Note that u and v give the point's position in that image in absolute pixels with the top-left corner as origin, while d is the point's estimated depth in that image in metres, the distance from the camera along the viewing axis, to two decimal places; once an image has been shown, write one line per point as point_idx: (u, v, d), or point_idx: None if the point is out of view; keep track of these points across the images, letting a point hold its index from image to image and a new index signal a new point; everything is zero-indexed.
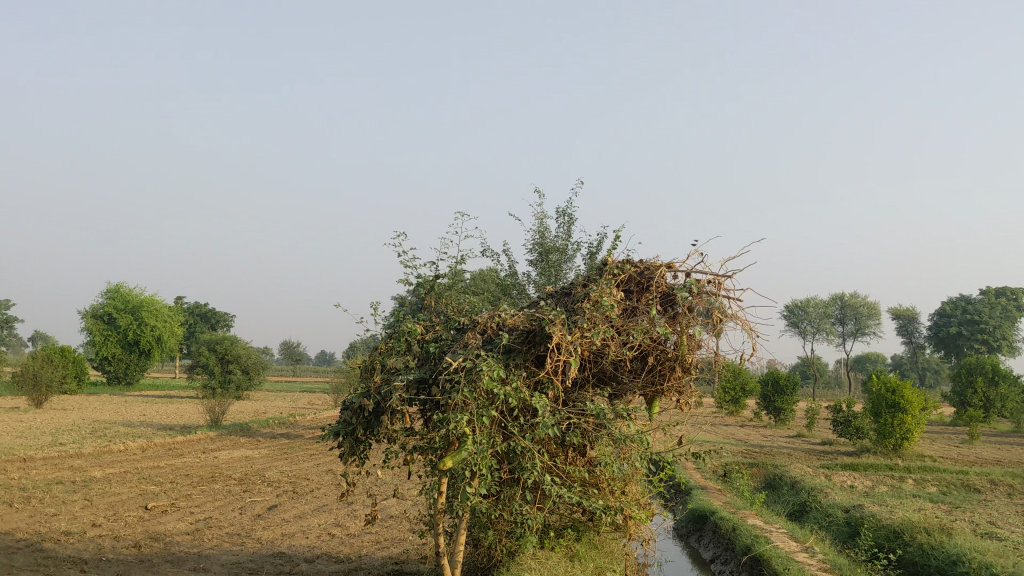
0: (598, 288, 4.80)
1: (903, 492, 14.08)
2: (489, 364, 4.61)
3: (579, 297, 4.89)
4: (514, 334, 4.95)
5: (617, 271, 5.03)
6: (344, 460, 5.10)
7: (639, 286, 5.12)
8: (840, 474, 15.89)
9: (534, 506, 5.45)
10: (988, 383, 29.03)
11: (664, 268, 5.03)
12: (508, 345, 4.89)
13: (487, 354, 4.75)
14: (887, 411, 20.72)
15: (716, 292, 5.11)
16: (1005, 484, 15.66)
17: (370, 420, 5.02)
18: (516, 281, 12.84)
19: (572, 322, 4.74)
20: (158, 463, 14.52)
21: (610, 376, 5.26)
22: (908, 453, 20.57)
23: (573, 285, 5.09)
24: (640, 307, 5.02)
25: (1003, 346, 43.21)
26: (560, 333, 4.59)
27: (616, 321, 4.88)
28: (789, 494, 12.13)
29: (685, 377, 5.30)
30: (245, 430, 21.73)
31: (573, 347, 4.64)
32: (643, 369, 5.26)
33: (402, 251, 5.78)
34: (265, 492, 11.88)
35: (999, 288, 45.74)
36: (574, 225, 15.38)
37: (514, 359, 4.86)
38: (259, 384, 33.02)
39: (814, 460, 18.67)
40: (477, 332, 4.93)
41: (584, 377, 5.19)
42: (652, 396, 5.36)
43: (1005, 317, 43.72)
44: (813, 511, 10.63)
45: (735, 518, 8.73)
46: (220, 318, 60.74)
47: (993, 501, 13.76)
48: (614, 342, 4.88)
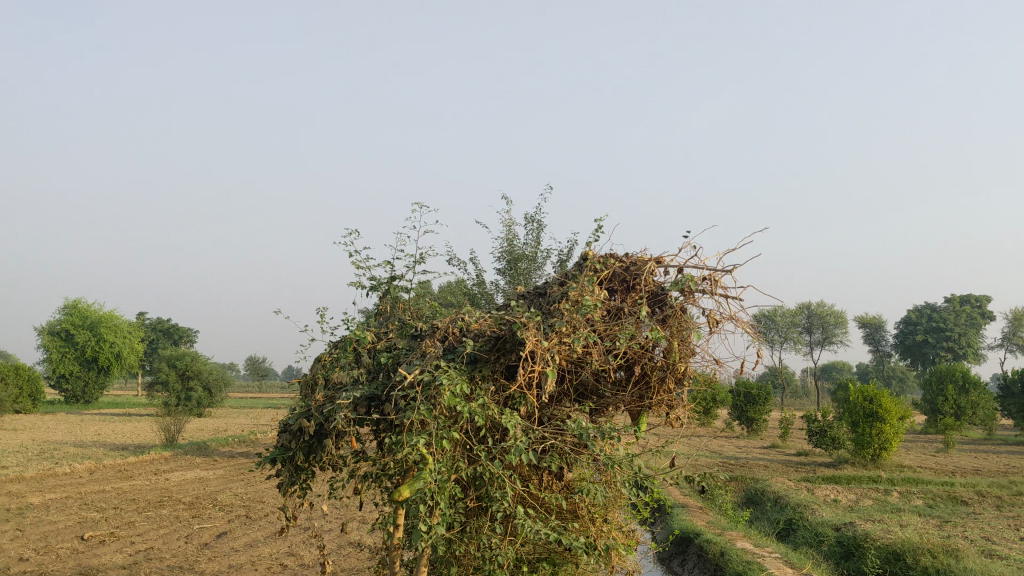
0: (579, 286, 4.11)
1: (889, 506, 13.54)
2: (451, 378, 3.88)
3: (556, 299, 4.19)
4: (480, 340, 4.23)
5: (600, 266, 4.33)
6: (282, 491, 4.36)
7: (624, 284, 4.44)
8: (823, 487, 15.26)
9: (505, 540, 4.71)
10: (959, 391, 28.68)
11: (653, 264, 4.34)
12: (473, 354, 4.16)
13: (448, 365, 4.02)
14: (865, 420, 20.18)
15: (713, 292, 4.41)
16: (993, 495, 15.15)
17: (312, 444, 4.27)
18: (483, 291, 12.14)
19: (548, 326, 4.05)
20: (103, 487, 13.61)
21: (591, 390, 4.55)
22: (886, 463, 20.06)
23: (549, 284, 4.40)
24: (625, 309, 4.33)
25: (969, 354, 42.94)
26: (535, 340, 3.89)
27: (598, 325, 4.19)
28: (773, 510, 11.49)
29: (676, 390, 4.63)
30: (202, 449, 20.77)
31: (550, 355, 3.94)
32: (628, 381, 4.58)
33: (355, 250, 5.05)
34: (215, 518, 11.05)
35: (962, 296, 45.83)
36: (542, 230, 14.76)
37: (479, 371, 4.13)
38: (220, 401, 31.97)
39: (793, 472, 18.09)
40: (437, 340, 4.20)
41: (562, 390, 4.47)
42: (639, 412, 4.65)
43: (971, 325, 43.54)
44: (800, 529, 10.02)
45: (721, 540, 8.06)
46: (181, 333, 59.59)
47: (982, 514, 13.22)
48: (597, 351, 4.18)
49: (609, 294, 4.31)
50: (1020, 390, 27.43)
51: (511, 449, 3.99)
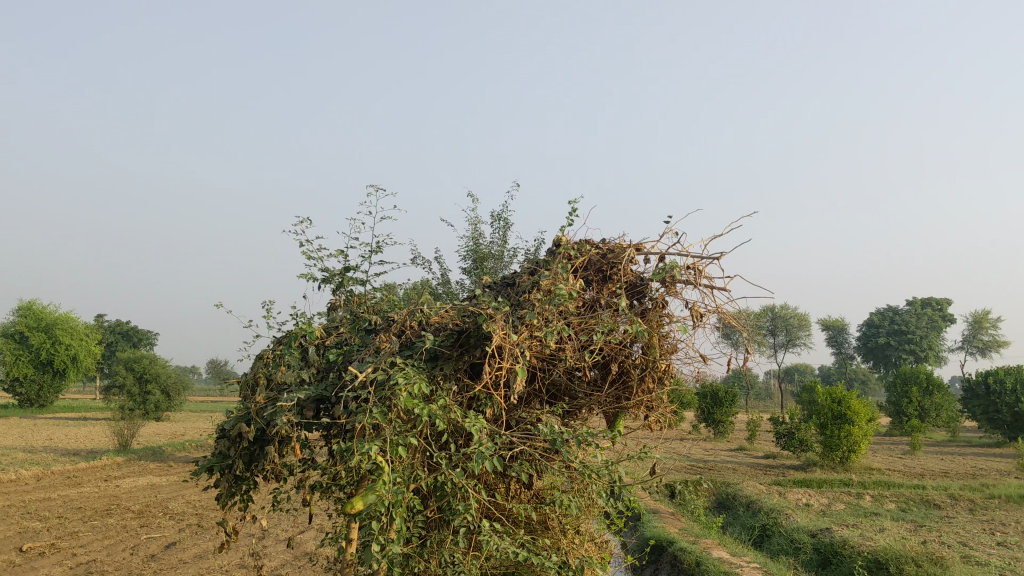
0: (552, 274, 3.69)
1: (862, 510, 13.28)
2: (409, 377, 3.43)
3: (526, 289, 3.77)
4: (441, 335, 3.79)
5: (575, 253, 3.92)
6: (220, 505, 3.88)
7: (600, 273, 4.02)
8: (794, 491, 14.97)
9: (470, 556, 4.27)
10: (923, 393, 28.63)
11: (633, 252, 3.94)
12: (433, 351, 3.70)
13: (405, 363, 3.57)
14: (833, 423, 19.96)
15: (697, 282, 4.02)
16: (965, 498, 14.93)
17: (252, 452, 3.82)
18: (448, 290, 11.69)
19: (517, 318, 3.63)
20: (49, 495, 12.98)
21: (564, 390, 4.14)
22: (854, 465, 19.82)
23: (517, 274, 3.98)
24: (602, 300, 3.93)
25: (930, 356, 43.02)
26: (502, 333, 3.47)
27: (571, 318, 3.78)
28: (746, 515, 11.15)
29: (657, 390, 4.24)
30: (157, 455, 20.06)
31: (519, 351, 3.52)
32: (602, 380, 4.18)
33: (307, 240, 4.95)
34: (166, 527, 10.52)
35: (924, 298, 45.97)
36: (509, 229, 14.35)
37: (440, 369, 3.66)
38: (179, 405, 31.15)
39: (762, 475, 17.80)
40: (392, 334, 3.75)
41: (531, 391, 4.06)
42: (615, 414, 4.26)
43: (932, 328, 43.52)
44: (774, 536, 9.71)
45: (696, 549, 7.69)
46: (140, 335, 58.51)
47: (955, 518, 13.00)
48: (570, 347, 3.78)
49: (584, 284, 3.89)
50: (983, 391, 27.35)
51: (476, 457, 3.57)
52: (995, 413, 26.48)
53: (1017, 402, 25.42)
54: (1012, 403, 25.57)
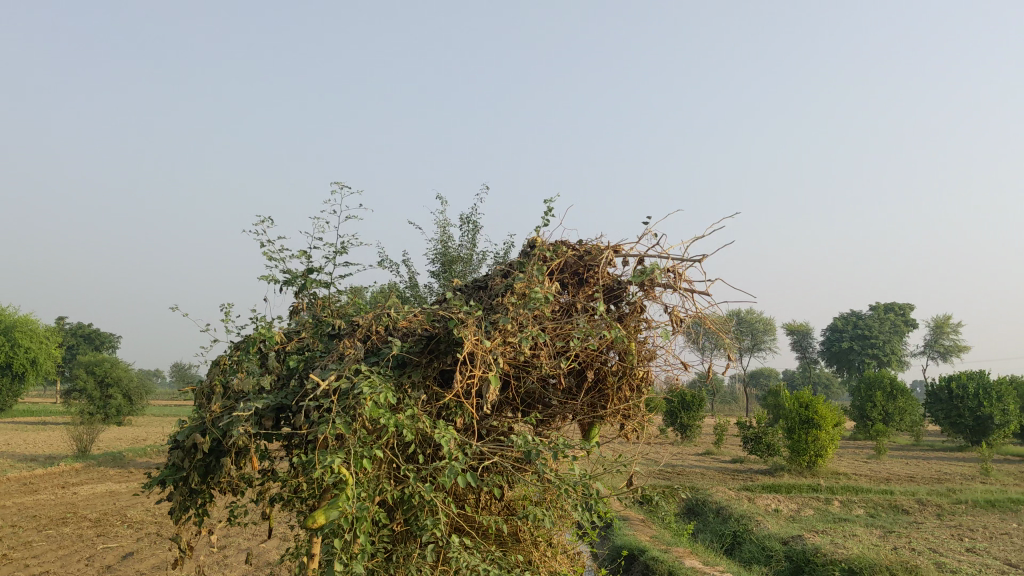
0: (526, 277, 3.51)
1: (830, 515, 13.22)
2: (376, 386, 3.23)
3: (499, 292, 3.58)
4: (408, 340, 3.59)
5: (550, 255, 3.74)
6: (173, 520, 3.66)
7: (577, 276, 3.85)
8: (762, 496, 14.89)
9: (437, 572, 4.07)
10: (887, 397, 28.77)
11: (611, 254, 3.77)
12: (401, 357, 3.49)
13: (371, 370, 3.36)
14: (800, 427, 19.94)
15: (677, 286, 3.85)
16: (933, 504, 14.94)
17: (208, 464, 3.60)
18: (416, 294, 11.49)
19: (490, 323, 3.45)
20: (3, 503, 12.59)
21: (538, 398, 3.96)
22: (821, 470, 19.80)
23: (490, 277, 3.80)
24: (579, 303, 3.76)
25: (893, 361, 43.32)
26: (474, 339, 3.28)
27: (546, 323, 3.60)
28: (716, 522, 11.02)
29: (634, 398, 4.08)
30: (118, 461, 19.62)
31: (492, 358, 3.33)
32: (578, 388, 4.01)
33: (267, 240, 4.55)
34: (123, 536, 10.20)
35: (887, 303, 46.30)
36: (478, 232, 14.17)
37: (408, 377, 3.46)
38: (141, 409, 30.60)
39: (730, 480, 17.73)
40: (356, 340, 3.54)
41: (504, 399, 3.87)
42: (590, 424, 4.10)
43: (895, 332, 43.79)
44: (746, 543, 9.60)
45: (668, 558, 7.55)
46: (102, 338, 57.65)
47: (923, 523, 12.97)
48: (546, 354, 3.60)
49: (559, 288, 3.72)
50: (946, 396, 27.50)
51: (447, 471, 3.38)
52: (957, 417, 26.59)
53: (979, 407, 25.56)
54: (974, 407, 25.68)
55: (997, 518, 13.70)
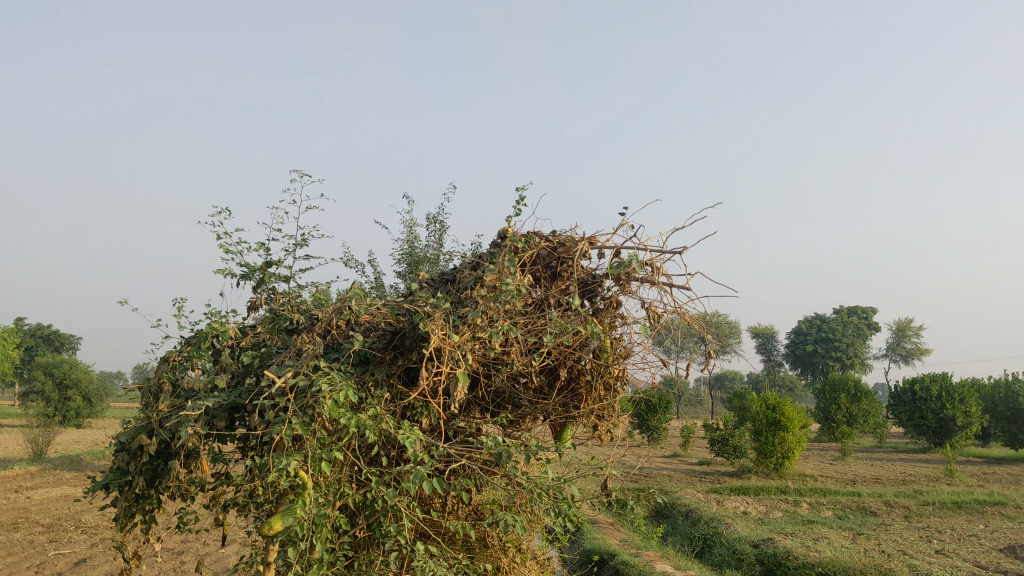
0: (497, 268, 3.30)
1: (799, 518, 13.14)
2: (335, 384, 3.00)
3: (468, 285, 3.37)
4: (371, 334, 3.36)
5: (522, 246, 3.53)
6: (118, 527, 3.43)
7: (549, 269, 3.65)
8: (731, 499, 14.78)
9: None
10: (851, 399, 28.86)
11: (586, 246, 3.58)
12: (363, 353, 3.26)
13: (331, 367, 3.13)
14: (768, 429, 19.90)
15: (654, 280, 3.67)
16: (901, 505, 14.90)
17: (156, 468, 3.38)
18: (383, 294, 11.26)
19: (458, 317, 3.24)
20: None
21: (507, 398, 3.76)
22: (788, 472, 19.77)
23: (459, 269, 3.58)
24: (552, 297, 3.57)
25: (856, 364, 43.56)
26: (441, 334, 3.07)
27: (517, 317, 3.39)
28: (685, 525, 10.88)
29: (608, 398, 3.89)
30: (75, 465, 19.13)
31: (460, 354, 3.12)
32: (550, 387, 3.83)
33: (223, 231, 4.38)
34: (76, 542, 9.85)
35: (850, 307, 46.58)
36: (445, 232, 13.96)
37: (371, 374, 3.22)
38: (101, 412, 30.00)
39: (698, 482, 17.63)
40: (314, 334, 3.30)
41: (472, 398, 3.66)
42: (562, 425, 3.90)
43: (858, 335, 44.01)
44: (716, 547, 9.47)
45: (639, 562, 7.39)
46: (61, 339, 56.63)
47: (891, 525, 12.92)
48: (517, 350, 3.41)
49: (531, 281, 3.51)
50: (909, 398, 27.62)
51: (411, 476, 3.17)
52: (920, 419, 26.72)
53: (942, 409, 25.66)
54: (938, 409, 25.82)
55: (964, 519, 13.71)
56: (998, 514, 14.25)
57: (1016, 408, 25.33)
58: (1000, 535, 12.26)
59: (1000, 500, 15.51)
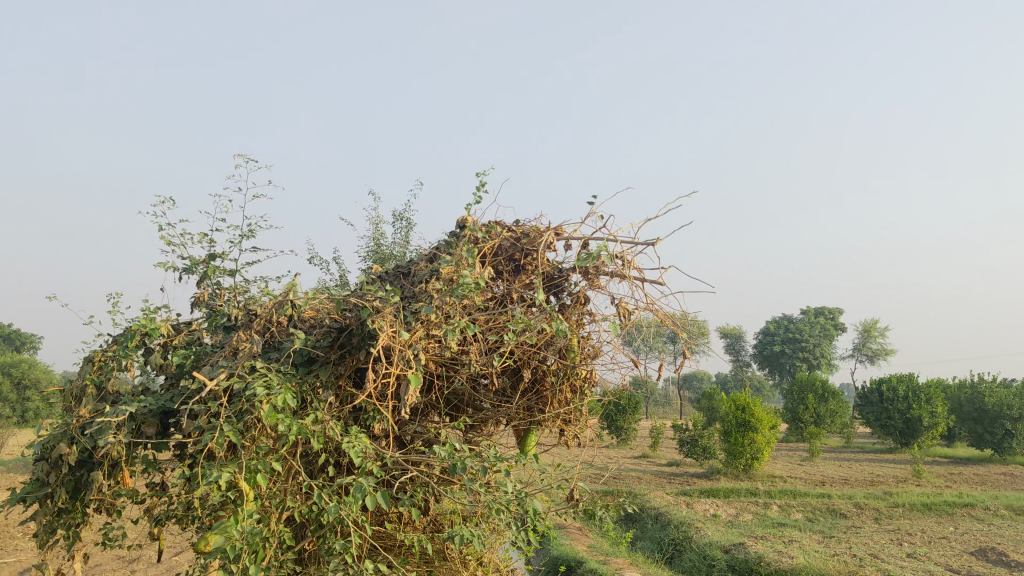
0: (454, 259, 3.02)
1: (769, 520, 12.96)
2: (272, 387, 2.71)
3: (423, 277, 3.09)
4: (317, 331, 3.06)
5: (484, 236, 3.25)
6: (38, 545, 3.12)
7: (513, 262, 3.38)
8: (700, 501, 14.57)
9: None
10: (819, 400, 28.85)
11: (553, 236, 3.31)
12: (307, 353, 2.96)
13: (270, 367, 2.83)
14: (737, 430, 19.76)
15: (625, 275, 3.41)
16: (871, 507, 14.78)
17: (79, 479, 3.09)
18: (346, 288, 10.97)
19: (411, 312, 2.97)
20: None
21: (467, 400, 3.50)
22: (757, 473, 19.63)
23: (416, 261, 3.30)
24: (515, 291, 3.30)
25: (822, 364, 43.66)
26: (391, 332, 2.80)
27: (475, 314, 3.12)
28: (654, 529, 10.64)
29: (576, 402, 3.64)
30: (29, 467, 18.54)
31: (411, 354, 2.85)
32: (512, 389, 3.57)
33: (167, 224, 4.06)
34: (24, 550, 9.44)
35: (817, 307, 46.71)
36: (412, 229, 13.62)
37: (313, 376, 2.93)
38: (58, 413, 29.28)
39: (668, 484, 17.43)
40: (253, 331, 2.99)
41: (428, 401, 3.38)
42: (527, 430, 3.63)
43: (824, 336, 44.10)
44: (686, 552, 9.24)
45: (609, 570, 7.15)
46: (22, 338, 55.47)
47: (862, 528, 12.77)
48: (476, 350, 3.14)
49: (492, 274, 3.24)
50: (876, 398, 27.65)
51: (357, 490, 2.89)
52: (887, 419, 26.73)
53: (908, 409, 25.63)
54: (904, 410, 25.76)
55: (934, 521, 13.60)
56: (967, 516, 14.15)
57: (982, 408, 25.39)
58: (971, 538, 12.15)
59: (969, 501, 15.44)
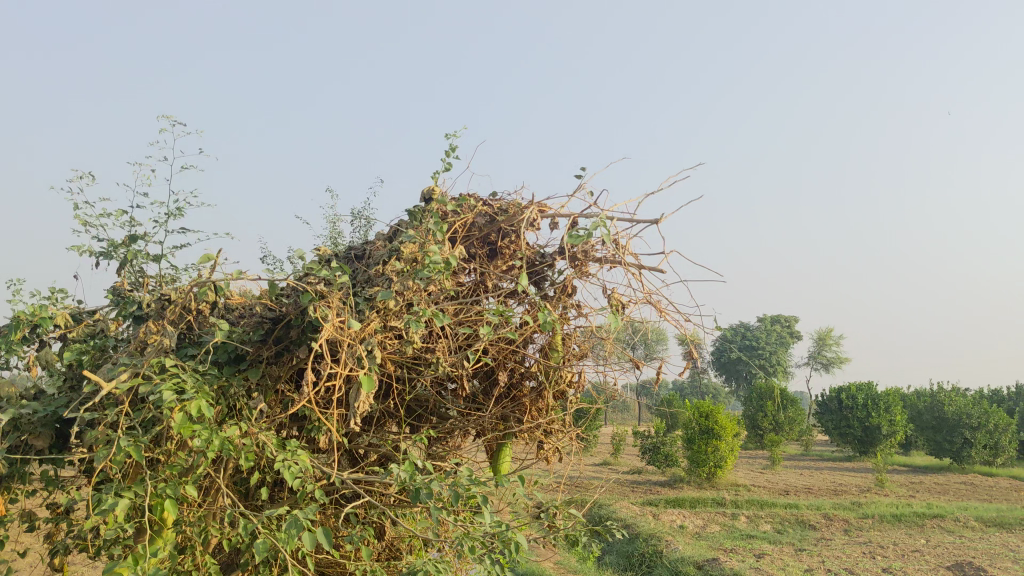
0: (416, 235, 2.47)
1: (737, 532, 12.52)
2: (181, 390, 2.14)
3: (381, 258, 2.54)
4: (246, 321, 2.49)
5: (454, 210, 2.70)
6: None
7: (490, 245, 2.84)
8: (667, 512, 14.09)
9: None
10: (777, 407, 28.55)
11: (536, 213, 2.78)
12: (235, 349, 2.40)
13: (184, 365, 2.26)
14: (700, 437, 19.35)
15: (618, 260, 2.88)
16: (840, 518, 14.41)
17: None
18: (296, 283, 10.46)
19: (364, 298, 2.43)
20: None
21: (431, 409, 2.95)
22: (721, 481, 19.21)
23: (370, 241, 2.73)
24: (491, 278, 2.76)
25: (779, 372, 43.56)
26: (337, 323, 2.26)
27: (443, 303, 2.57)
28: (621, 542, 10.12)
29: (557, 412, 3.10)
30: None
31: (361, 351, 2.29)
32: (485, 395, 3.05)
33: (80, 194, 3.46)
34: None
35: (773, 316, 46.70)
36: (370, 227, 13.00)
37: (237, 377, 2.37)
38: None
39: (632, 494, 16.89)
40: (164, 320, 2.41)
41: (385, 409, 2.83)
42: (500, 444, 3.11)
43: (780, 345, 43.99)
44: (657, 568, 8.74)
45: None
46: None
47: (831, 540, 12.39)
48: (444, 348, 2.61)
49: (464, 257, 2.70)
50: (836, 406, 27.42)
51: (288, 524, 2.33)
52: (846, 427, 26.52)
53: (867, 417, 25.34)
54: (863, 418, 25.53)
55: (904, 533, 13.24)
56: (937, 528, 13.84)
57: (942, 416, 25.23)
58: (944, 551, 11.81)
59: (938, 512, 15.10)
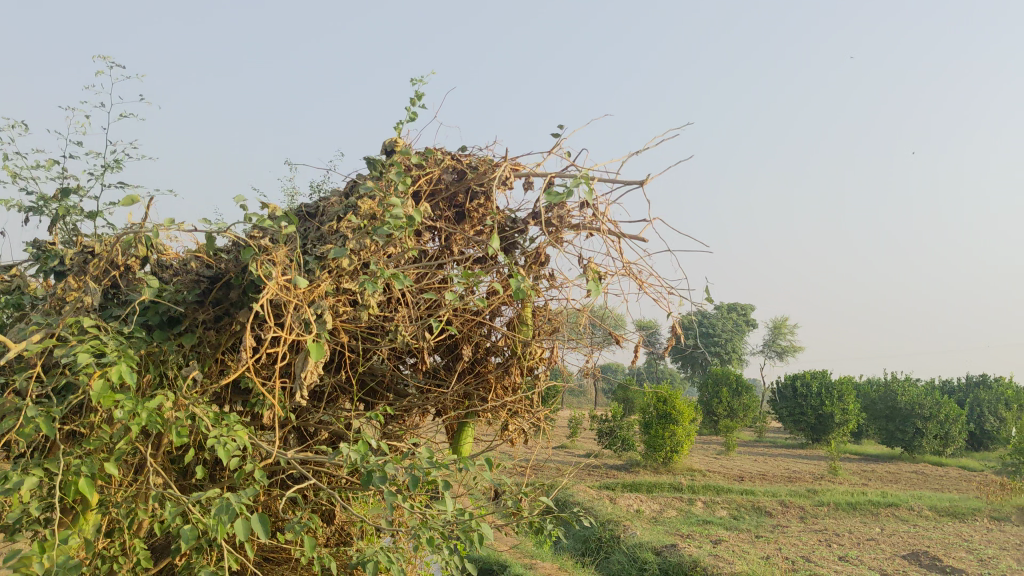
0: (374, 188, 2.22)
1: (692, 518, 12.41)
2: (100, 352, 1.87)
3: (335, 215, 2.29)
4: (180, 279, 2.22)
5: (419, 163, 2.45)
6: None
7: (457, 206, 2.60)
8: (624, 496, 13.95)
9: None
10: (732, 393, 28.56)
11: (510, 171, 2.53)
12: (166, 310, 2.13)
13: (105, 325, 1.99)
14: (658, 422, 19.25)
15: (596, 226, 2.65)
16: (796, 505, 14.36)
17: None
18: None
19: (314, 256, 2.17)
20: None
21: (388, 384, 2.71)
22: (678, 466, 19.15)
23: (326, 196, 2.47)
24: (457, 239, 2.52)
25: (734, 359, 43.75)
26: (283, 281, 2.01)
27: (401, 266, 2.32)
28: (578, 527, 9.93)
29: (524, 390, 2.88)
30: None
31: (307, 314, 2.04)
32: (447, 371, 2.82)
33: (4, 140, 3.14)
34: None
35: (729, 303, 46.88)
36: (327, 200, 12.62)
37: (168, 340, 2.10)
38: None
39: (589, 478, 16.73)
40: (85, 275, 2.14)
41: (336, 383, 2.59)
42: (462, 423, 2.88)
43: (736, 331, 44.07)
44: (613, 555, 8.57)
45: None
46: None
47: (787, 527, 12.33)
48: (405, 315, 2.37)
49: (428, 216, 2.45)
50: (790, 393, 27.53)
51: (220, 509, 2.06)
52: (800, 415, 26.67)
53: (821, 405, 25.46)
54: (818, 406, 25.67)
55: (860, 522, 13.22)
56: (891, 516, 13.86)
57: (895, 406, 25.38)
58: (899, 540, 11.80)
59: (892, 500, 15.14)
